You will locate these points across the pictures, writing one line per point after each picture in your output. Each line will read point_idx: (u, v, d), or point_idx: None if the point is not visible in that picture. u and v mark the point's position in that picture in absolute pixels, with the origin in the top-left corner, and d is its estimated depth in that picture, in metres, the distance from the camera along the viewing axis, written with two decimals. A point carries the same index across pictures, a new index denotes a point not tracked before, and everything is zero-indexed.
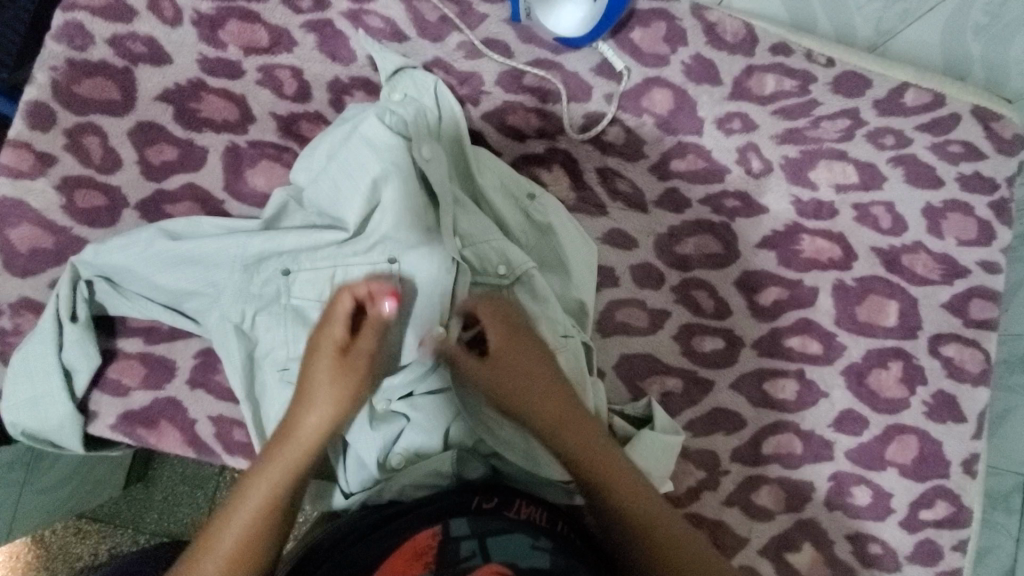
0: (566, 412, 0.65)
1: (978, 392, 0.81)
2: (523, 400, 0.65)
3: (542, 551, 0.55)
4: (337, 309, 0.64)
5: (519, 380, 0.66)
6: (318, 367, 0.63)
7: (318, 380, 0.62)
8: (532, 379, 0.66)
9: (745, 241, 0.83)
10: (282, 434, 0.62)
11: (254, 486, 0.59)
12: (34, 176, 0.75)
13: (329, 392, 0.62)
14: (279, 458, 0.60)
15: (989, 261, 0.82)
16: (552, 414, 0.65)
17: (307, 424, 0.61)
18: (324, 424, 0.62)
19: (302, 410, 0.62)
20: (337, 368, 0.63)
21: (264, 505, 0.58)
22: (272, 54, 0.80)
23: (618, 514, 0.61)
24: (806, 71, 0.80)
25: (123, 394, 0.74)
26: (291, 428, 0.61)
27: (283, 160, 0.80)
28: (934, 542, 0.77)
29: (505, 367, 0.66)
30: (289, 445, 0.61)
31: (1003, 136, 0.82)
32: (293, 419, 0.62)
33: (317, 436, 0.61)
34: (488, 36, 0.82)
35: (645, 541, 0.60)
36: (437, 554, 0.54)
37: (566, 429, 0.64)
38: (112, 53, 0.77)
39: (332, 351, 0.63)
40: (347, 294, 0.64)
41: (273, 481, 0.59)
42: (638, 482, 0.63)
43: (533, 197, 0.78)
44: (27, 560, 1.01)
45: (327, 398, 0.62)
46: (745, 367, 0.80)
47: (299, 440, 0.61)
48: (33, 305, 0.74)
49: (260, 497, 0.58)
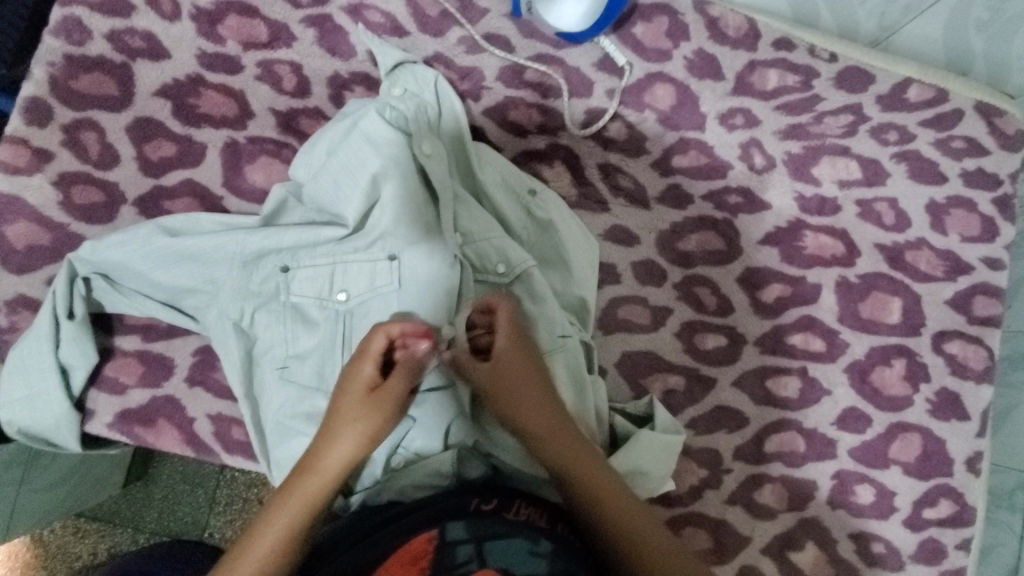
0: (556, 423, 0.61)
1: (982, 390, 0.80)
2: (515, 407, 0.61)
3: (541, 556, 0.53)
4: (371, 344, 0.58)
5: (510, 386, 0.62)
6: (345, 403, 0.58)
7: (343, 419, 0.57)
8: (527, 385, 0.62)
9: (747, 237, 0.83)
10: (303, 470, 0.57)
11: (269, 530, 0.55)
12: (31, 173, 0.74)
13: (354, 432, 0.57)
14: (294, 493, 0.56)
15: (992, 258, 0.82)
16: (541, 422, 0.61)
17: (330, 459, 0.57)
18: (347, 461, 0.57)
19: (324, 448, 0.57)
20: (365, 405, 0.58)
21: (281, 547, 0.54)
22: (271, 49, 0.80)
23: (603, 530, 0.58)
24: (809, 66, 0.79)
25: (120, 393, 0.73)
26: (313, 464, 0.57)
27: (282, 155, 0.79)
28: (938, 541, 0.77)
29: (502, 374, 0.62)
30: (308, 481, 0.56)
31: (1007, 132, 0.81)
32: (314, 454, 0.57)
33: (339, 475, 0.57)
34: (488, 31, 0.81)
35: (633, 558, 0.56)
36: (433, 558, 0.52)
37: (554, 439, 0.61)
38: (109, 48, 0.77)
39: (362, 387, 0.58)
40: (381, 333, 0.58)
41: (288, 520, 0.55)
42: (619, 495, 0.59)
43: (534, 193, 0.77)
44: (26, 559, 1.01)
45: (352, 436, 0.57)
46: (748, 365, 0.80)
47: (319, 476, 0.57)
48: (29, 302, 0.73)
49: (277, 538, 0.54)
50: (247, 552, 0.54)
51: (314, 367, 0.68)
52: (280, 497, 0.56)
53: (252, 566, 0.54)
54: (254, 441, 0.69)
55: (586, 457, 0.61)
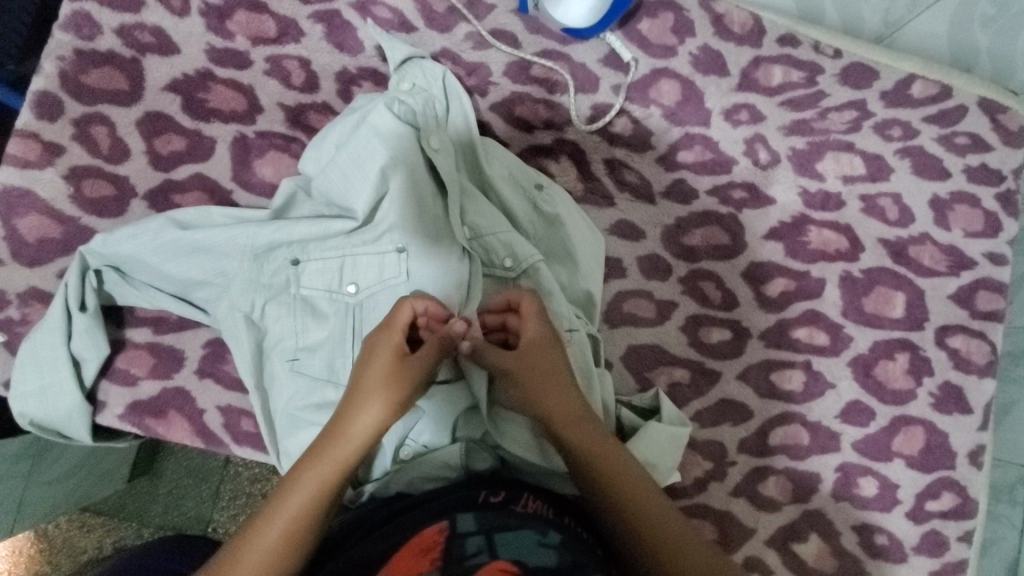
0: (576, 411, 0.61)
1: (984, 384, 0.81)
2: (543, 397, 0.61)
3: (550, 548, 0.53)
4: (399, 317, 0.60)
5: (540, 375, 0.62)
6: (374, 370, 0.59)
7: (369, 388, 0.59)
8: (554, 373, 0.62)
9: (752, 232, 0.83)
10: (331, 433, 0.58)
11: (286, 503, 0.54)
12: (42, 166, 0.75)
13: (383, 397, 0.58)
14: (322, 458, 0.57)
15: (995, 253, 0.83)
16: (564, 411, 0.61)
17: (361, 422, 0.58)
18: (376, 426, 0.58)
19: (349, 417, 0.58)
20: (393, 371, 0.59)
21: (309, 509, 0.55)
22: (280, 44, 0.80)
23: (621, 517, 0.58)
24: (814, 62, 0.80)
25: (131, 384, 0.74)
26: (343, 427, 0.58)
27: (291, 150, 0.80)
28: (940, 533, 0.78)
29: (528, 362, 0.62)
30: (338, 445, 0.57)
31: (1010, 128, 0.82)
32: (343, 420, 0.58)
33: (362, 446, 0.58)
34: (496, 26, 0.82)
35: (650, 543, 0.56)
36: (443, 548, 0.52)
37: (572, 425, 0.61)
38: (120, 43, 0.77)
39: (391, 355, 0.60)
40: (407, 306, 0.61)
41: (316, 482, 0.56)
42: (644, 485, 0.60)
43: (540, 188, 0.78)
44: (31, 553, 1.02)
45: (383, 403, 0.58)
46: (752, 358, 0.81)
47: (347, 441, 0.57)
48: (41, 294, 0.74)
49: (306, 500, 0.55)
50: (275, 515, 0.54)
51: (324, 359, 0.69)
52: (309, 458, 0.57)
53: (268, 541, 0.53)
54: (264, 432, 0.70)
55: (609, 447, 0.61)
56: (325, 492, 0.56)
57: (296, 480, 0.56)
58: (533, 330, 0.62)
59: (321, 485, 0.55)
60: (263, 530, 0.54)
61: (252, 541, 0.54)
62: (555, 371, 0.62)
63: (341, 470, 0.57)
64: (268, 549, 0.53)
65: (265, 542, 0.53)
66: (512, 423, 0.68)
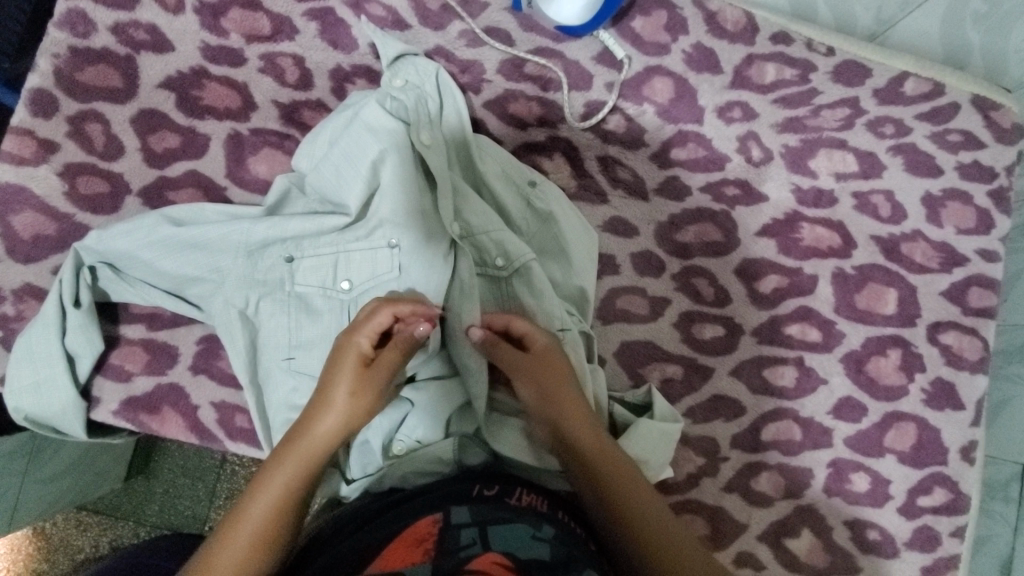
0: (580, 412, 0.63)
1: (976, 379, 0.81)
2: (549, 403, 0.63)
3: (543, 541, 0.53)
4: (375, 319, 0.61)
5: (548, 379, 0.64)
6: (340, 372, 0.59)
7: (336, 387, 0.59)
8: (559, 378, 0.64)
9: (745, 229, 0.83)
10: (294, 436, 0.58)
11: (261, 497, 0.55)
12: (37, 163, 0.75)
13: (348, 402, 0.59)
14: (288, 459, 0.57)
15: (987, 250, 0.83)
16: (574, 413, 0.62)
17: (322, 426, 0.58)
18: (339, 428, 0.58)
19: (316, 417, 0.58)
20: (360, 376, 0.60)
21: (278, 505, 0.55)
22: (274, 42, 0.80)
23: (612, 519, 0.59)
24: (807, 60, 0.80)
25: (126, 380, 0.74)
26: (302, 433, 0.58)
27: (284, 147, 0.81)
28: (932, 528, 0.78)
29: (535, 366, 0.64)
30: (298, 446, 0.57)
31: (1002, 125, 0.82)
32: (307, 423, 0.58)
33: (327, 445, 0.58)
34: (489, 24, 0.81)
35: (643, 546, 0.57)
36: (436, 540, 0.52)
37: (569, 424, 0.62)
38: (114, 41, 0.77)
39: (357, 359, 0.60)
40: (387, 309, 0.61)
41: (282, 483, 0.55)
42: (636, 482, 0.60)
43: (533, 185, 0.78)
44: (29, 551, 1.02)
45: (345, 407, 0.59)
46: (744, 355, 0.81)
47: (311, 443, 0.57)
48: (36, 291, 0.74)
49: (273, 500, 0.55)
50: (245, 515, 0.54)
51: (319, 355, 0.69)
52: (272, 465, 0.56)
53: (246, 537, 0.53)
54: (259, 429, 0.70)
55: (606, 447, 0.62)
56: (291, 492, 0.56)
57: (267, 481, 0.55)
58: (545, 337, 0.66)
59: (297, 480, 0.56)
60: (235, 531, 0.53)
61: (229, 537, 0.53)
62: (566, 378, 0.64)
63: (308, 473, 0.57)
64: (238, 551, 0.52)
65: (238, 541, 0.53)
66: (508, 428, 0.69)
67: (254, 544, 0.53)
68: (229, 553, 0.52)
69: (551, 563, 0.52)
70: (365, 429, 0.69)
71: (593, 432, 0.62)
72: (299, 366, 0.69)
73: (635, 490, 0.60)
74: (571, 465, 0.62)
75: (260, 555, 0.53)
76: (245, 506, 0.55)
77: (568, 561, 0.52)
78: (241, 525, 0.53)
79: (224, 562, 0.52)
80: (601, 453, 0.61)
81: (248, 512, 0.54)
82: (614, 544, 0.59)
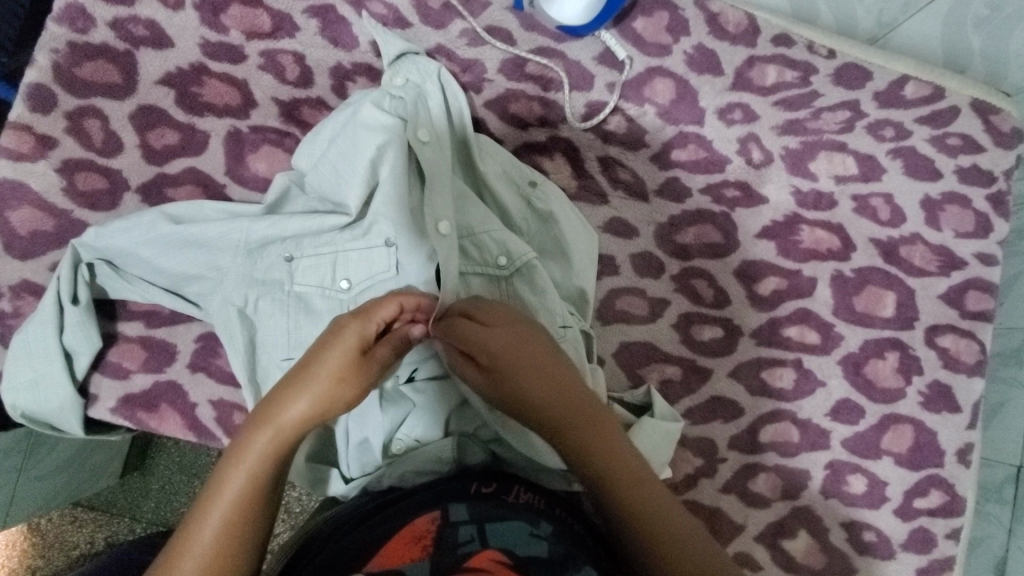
0: (585, 426, 0.57)
1: (973, 383, 0.81)
2: (547, 410, 0.57)
3: (541, 539, 0.54)
4: (383, 310, 0.59)
5: (549, 387, 0.58)
6: (334, 355, 0.56)
7: (324, 370, 0.55)
8: (561, 385, 0.58)
9: (744, 231, 0.84)
10: (260, 419, 0.54)
11: (233, 481, 0.52)
12: (35, 159, 0.75)
13: (329, 386, 0.55)
14: (256, 442, 0.53)
15: (985, 253, 0.83)
16: (578, 418, 0.57)
17: (292, 411, 0.54)
18: (312, 412, 0.55)
19: (297, 394, 0.54)
20: (353, 363, 0.56)
21: (251, 490, 0.52)
22: (274, 39, 0.79)
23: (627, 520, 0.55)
24: (809, 62, 0.78)
25: (123, 377, 0.74)
26: (271, 415, 0.54)
27: (284, 144, 0.81)
28: (928, 530, 0.78)
29: (532, 375, 0.58)
30: (264, 432, 0.53)
31: (1002, 130, 0.80)
32: (278, 405, 0.54)
33: (298, 425, 0.54)
34: (490, 23, 0.80)
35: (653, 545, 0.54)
36: (436, 536, 0.53)
37: (571, 420, 0.57)
38: (113, 36, 0.76)
39: (356, 342, 0.57)
40: (394, 300, 0.60)
41: (251, 468, 0.53)
42: (644, 475, 0.57)
43: (534, 184, 0.78)
44: (23, 547, 1.01)
45: (322, 391, 0.55)
46: (743, 357, 0.81)
47: (281, 425, 0.54)
48: (33, 288, 0.74)
49: (243, 487, 0.52)
50: (214, 503, 0.52)
51: None
52: (239, 451, 0.53)
53: (217, 518, 0.51)
54: None
55: (611, 436, 0.58)
56: (264, 479, 0.53)
57: (239, 467, 0.53)
58: (534, 349, 0.59)
59: (273, 464, 0.54)
60: (203, 519, 0.51)
61: (199, 523, 0.51)
62: (554, 380, 0.58)
63: (280, 459, 0.54)
64: (208, 543, 0.51)
65: (208, 529, 0.51)
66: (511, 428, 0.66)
67: (226, 528, 0.51)
68: (200, 542, 0.51)
69: (548, 558, 0.53)
70: (364, 430, 0.68)
71: (590, 423, 0.58)
72: None
73: (645, 489, 0.57)
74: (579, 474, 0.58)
75: (232, 544, 0.51)
76: (212, 493, 0.52)
77: (566, 557, 0.53)
78: (210, 515, 0.51)
79: (195, 552, 0.50)
80: (595, 453, 0.57)
81: (220, 494, 0.52)
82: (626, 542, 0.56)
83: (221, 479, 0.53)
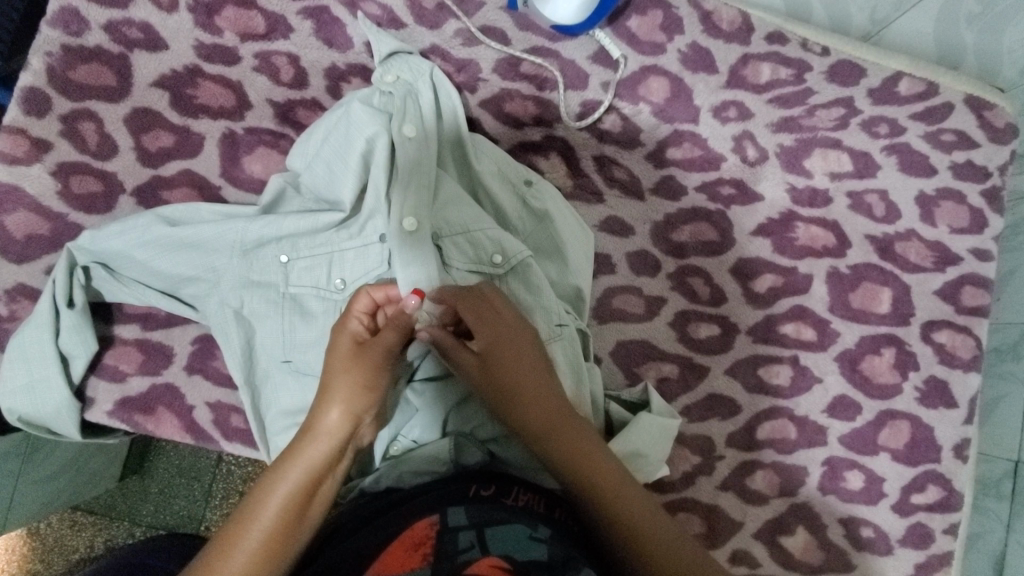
0: (568, 425, 0.59)
1: (969, 377, 0.81)
2: (532, 409, 0.59)
3: (540, 541, 0.52)
4: (355, 303, 0.58)
5: (530, 384, 0.60)
6: (334, 354, 0.58)
7: (332, 371, 0.57)
8: (543, 383, 0.61)
9: (740, 228, 0.84)
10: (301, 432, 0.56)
11: (264, 501, 0.52)
12: (30, 162, 0.74)
13: (343, 379, 0.57)
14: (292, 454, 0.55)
15: (980, 250, 0.83)
16: (561, 422, 0.59)
17: (326, 420, 0.56)
18: (343, 423, 0.56)
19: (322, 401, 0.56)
20: (355, 355, 0.58)
21: (285, 510, 0.52)
22: (269, 40, 0.78)
23: (608, 523, 0.55)
24: (802, 60, 0.77)
25: (120, 380, 0.74)
26: (311, 425, 0.56)
27: (279, 146, 0.82)
28: (926, 525, 0.78)
29: (512, 371, 0.60)
30: (310, 441, 0.55)
31: (997, 125, 0.80)
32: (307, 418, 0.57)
33: (337, 437, 0.56)
34: (485, 23, 0.78)
35: (628, 542, 0.54)
36: (435, 543, 0.50)
37: (553, 425, 0.59)
38: (106, 39, 0.76)
39: (351, 341, 0.58)
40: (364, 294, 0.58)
41: (292, 481, 0.53)
42: (620, 480, 0.58)
43: (530, 184, 0.79)
44: (23, 552, 1.01)
45: (345, 392, 0.57)
46: (739, 354, 0.81)
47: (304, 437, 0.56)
48: (28, 291, 0.74)
49: (281, 503, 0.52)
50: (250, 520, 0.51)
51: (315, 353, 0.68)
52: (275, 468, 0.54)
53: (256, 537, 0.51)
54: (256, 427, 0.70)
55: (586, 439, 0.59)
56: (299, 491, 0.53)
57: (277, 478, 0.53)
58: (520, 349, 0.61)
59: (306, 475, 0.54)
60: (242, 528, 0.51)
61: (236, 542, 0.51)
62: (532, 374, 0.61)
63: (321, 467, 0.55)
64: (241, 557, 0.50)
65: (242, 548, 0.50)
66: (504, 440, 0.68)
67: (262, 545, 0.50)
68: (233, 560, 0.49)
69: (549, 562, 0.50)
70: None
71: (571, 422, 0.60)
72: (295, 366, 0.69)
73: (624, 492, 0.57)
74: (557, 472, 0.59)
75: (271, 561, 0.50)
76: (250, 503, 0.53)
77: (565, 559, 0.51)
78: (246, 533, 0.51)
79: (229, 562, 0.49)
80: (576, 452, 0.58)
81: (254, 516, 0.51)
82: (603, 544, 0.56)
83: (258, 494, 0.53)
